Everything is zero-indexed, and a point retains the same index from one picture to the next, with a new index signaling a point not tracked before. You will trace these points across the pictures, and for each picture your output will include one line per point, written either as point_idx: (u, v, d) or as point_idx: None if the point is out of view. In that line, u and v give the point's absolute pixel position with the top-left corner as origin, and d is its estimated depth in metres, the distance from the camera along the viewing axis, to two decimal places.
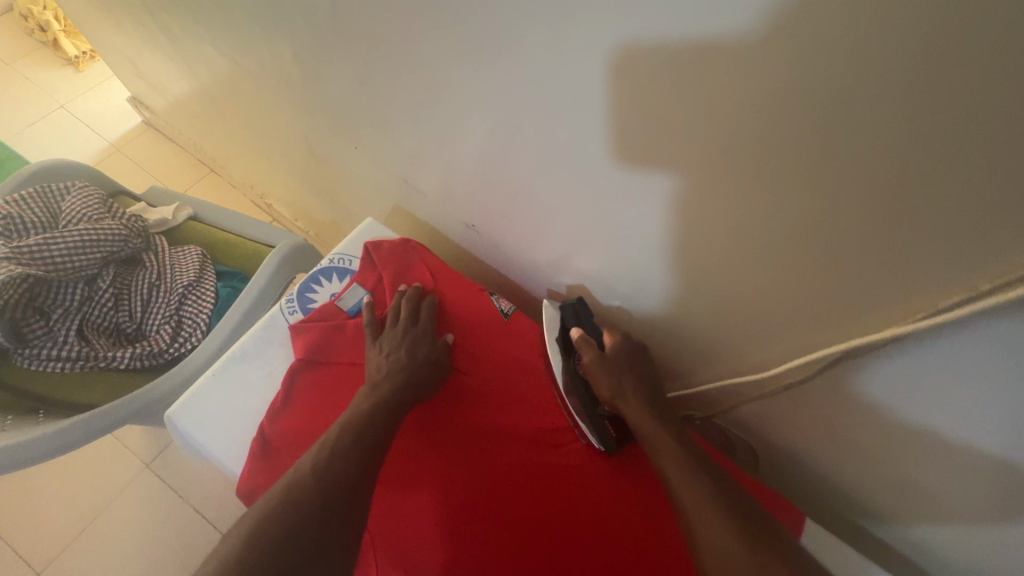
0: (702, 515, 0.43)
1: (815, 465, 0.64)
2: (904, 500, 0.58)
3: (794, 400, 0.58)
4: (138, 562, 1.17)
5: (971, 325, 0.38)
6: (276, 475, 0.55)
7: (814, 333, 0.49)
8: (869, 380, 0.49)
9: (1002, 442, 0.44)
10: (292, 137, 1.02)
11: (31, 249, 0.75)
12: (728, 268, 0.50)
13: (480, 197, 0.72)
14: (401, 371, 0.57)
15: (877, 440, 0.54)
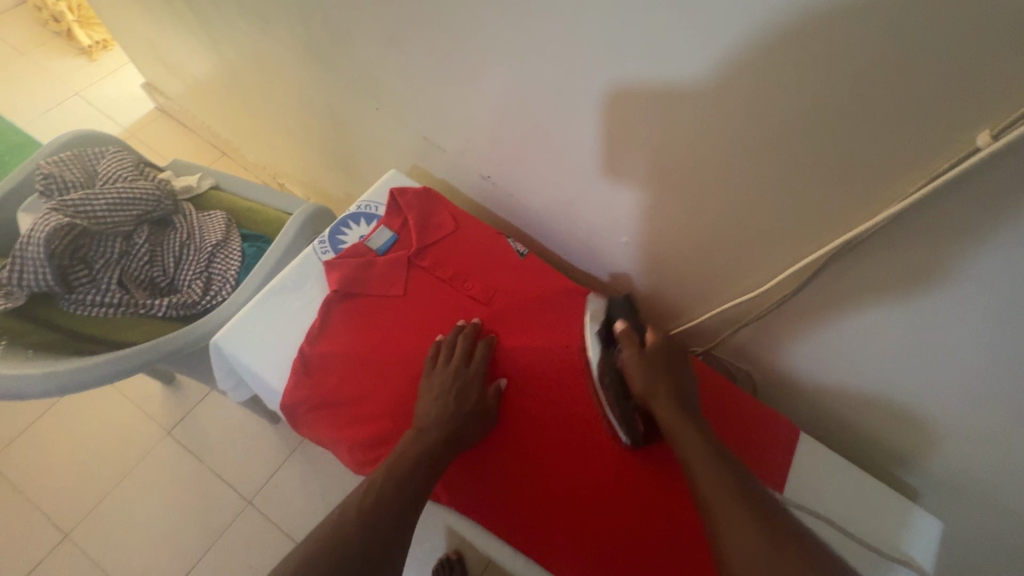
0: (722, 507, 0.44)
1: (810, 386, 0.70)
2: (890, 409, 0.64)
3: (787, 320, 0.64)
4: (163, 524, 1.22)
5: (935, 204, 0.43)
6: (320, 391, 0.61)
7: (806, 245, 0.55)
8: (852, 282, 0.54)
9: (971, 332, 0.49)
10: (311, 106, 1.07)
11: (75, 203, 0.80)
12: (728, 191, 0.56)
13: (495, 150, 0.77)
14: (448, 420, 0.56)
15: (863, 349, 0.60)
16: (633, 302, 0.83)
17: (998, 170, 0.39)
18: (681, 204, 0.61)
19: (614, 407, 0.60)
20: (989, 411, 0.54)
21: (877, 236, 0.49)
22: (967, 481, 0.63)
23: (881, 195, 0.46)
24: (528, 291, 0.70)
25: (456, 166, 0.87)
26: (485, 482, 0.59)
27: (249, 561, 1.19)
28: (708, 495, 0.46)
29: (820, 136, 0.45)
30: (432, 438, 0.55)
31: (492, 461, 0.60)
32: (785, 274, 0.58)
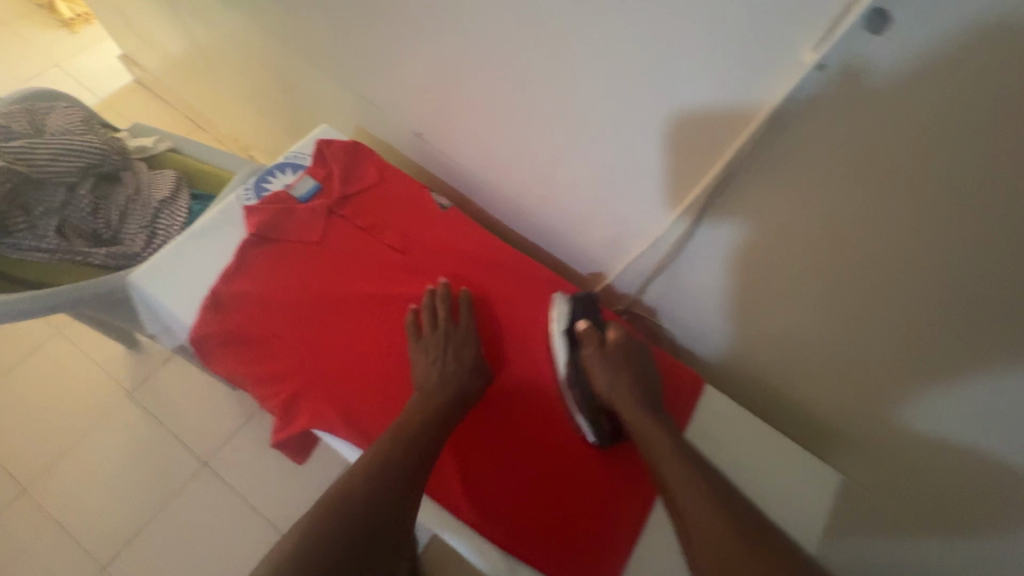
0: (692, 508, 0.46)
1: (713, 335, 0.73)
2: (791, 365, 0.66)
3: (682, 264, 0.68)
4: (118, 481, 1.24)
5: (787, 126, 0.46)
6: (229, 328, 0.63)
7: (692, 179, 0.57)
8: (736, 222, 0.57)
9: (839, 267, 0.52)
10: (273, 73, 1.10)
11: (17, 150, 0.82)
12: (627, 127, 0.59)
13: (426, 106, 0.82)
14: (448, 382, 0.59)
15: (760, 295, 0.62)
16: (561, 257, 0.87)
17: (834, 85, 0.41)
18: (582, 147, 0.66)
19: (580, 405, 0.61)
20: (855, 347, 0.57)
21: (738, 170, 0.52)
22: (851, 430, 0.65)
23: (733, 128, 0.50)
24: (444, 242, 0.71)
25: (395, 126, 0.92)
26: None
27: (201, 520, 1.22)
28: (676, 490, 0.48)
29: (686, 60, 0.48)
30: (437, 401, 0.57)
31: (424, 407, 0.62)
32: (670, 214, 0.63)
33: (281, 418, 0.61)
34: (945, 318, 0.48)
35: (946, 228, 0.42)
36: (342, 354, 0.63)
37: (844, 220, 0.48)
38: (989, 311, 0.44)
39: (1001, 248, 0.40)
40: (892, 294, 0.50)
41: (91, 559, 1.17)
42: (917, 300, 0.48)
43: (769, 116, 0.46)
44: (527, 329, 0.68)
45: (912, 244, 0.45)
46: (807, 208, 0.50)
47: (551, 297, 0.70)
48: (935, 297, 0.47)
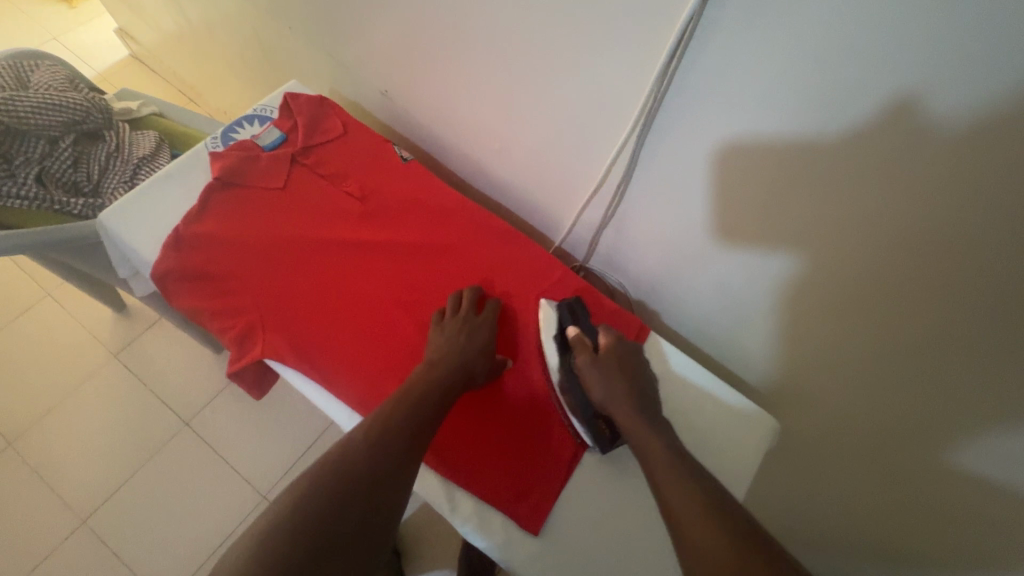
0: (690, 520, 0.45)
1: (669, 278, 0.77)
2: (738, 305, 0.70)
3: (632, 206, 0.72)
4: (103, 440, 1.28)
5: (709, 46, 0.50)
6: (189, 264, 0.65)
7: (626, 107, 0.61)
8: (676, 149, 0.61)
9: (768, 194, 0.56)
10: (254, 43, 1.13)
11: (1, 101, 0.85)
12: (569, 62, 0.62)
13: (389, 62, 0.84)
14: (455, 357, 0.59)
15: (706, 234, 0.66)
16: (520, 214, 0.90)
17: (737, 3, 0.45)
18: (531, 90, 0.70)
19: (576, 415, 0.60)
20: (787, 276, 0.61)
21: (671, 93, 0.56)
22: (791, 365, 0.70)
23: (658, 52, 0.53)
24: (402, 190, 0.73)
25: (366, 90, 0.94)
26: (374, 361, 0.63)
27: (183, 477, 1.26)
28: (672, 500, 0.47)
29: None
30: (443, 373, 0.58)
31: (373, 343, 0.64)
32: (613, 150, 0.67)
33: (236, 349, 0.64)
34: (861, 232, 0.52)
35: (852, 138, 0.47)
36: (319, 310, 0.65)
37: (766, 147, 0.53)
38: (897, 217, 0.48)
39: (899, 150, 0.45)
40: (815, 213, 0.54)
41: (75, 513, 1.21)
42: (835, 216, 0.53)
43: (689, 32, 0.50)
44: (487, 273, 0.70)
45: (827, 158, 0.49)
46: (736, 133, 0.54)
47: (504, 247, 0.72)
48: (851, 210, 0.51)
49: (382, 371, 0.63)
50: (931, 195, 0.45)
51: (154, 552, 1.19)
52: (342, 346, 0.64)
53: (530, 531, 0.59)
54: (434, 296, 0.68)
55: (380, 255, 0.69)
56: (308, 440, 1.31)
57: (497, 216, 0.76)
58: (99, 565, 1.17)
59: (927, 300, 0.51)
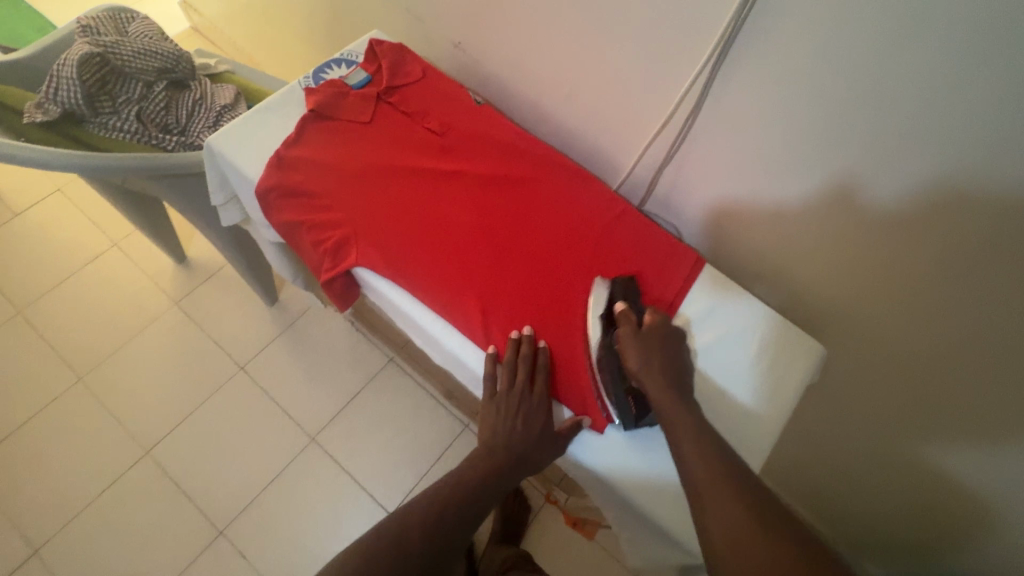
0: (713, 493, 0.50)
1: (725, 217, 0.82)
2: (797, 232, 0.75)
3: (697, 143, 0.77)
4: (166, 380, 1.36)
5: None
6: (290, 182, 0.72)
7: (704, 35, 0.66)
8: (749, 75, 0.66)
9: (839, 108, 0.61)
10: (321, 6, 1.20)
11: (108, 45, 0.93)
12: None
13: (467, 13, 0.90)
14: (512, 445, 0.64)
15: (775, 160, 0.71)
16: (581, 163, 0.95)
17: None
18: (609, 33, 0.75)
19: (610, 387, 0.63)
20: (854, 196, 0.66)
21: (751, 19, 0.62)
22: (844, 291, 0.75)
23: None
24: (477, 128, 0.80)
25: (435, 43, 1.00)
26: (453, 279, 0.70)
27: (239, 417, 1.33)
28: (698, 475, 0.52)
29: None
30: (500, 462, 0.63)
31: (452, 263, 0.70)
32: (684, 85, 0.72)
33: (331, 259, 0.71)
34: (920, 149, 0.58)
35: (926, 44, 0.51)
36: (404, 229, 0.71)
37: (841, 60, 0.58)
38: (958, 126, 0.54)
39: (959, 61, 0.51)
40: (880, 131, 0.59)
41: (139, 443, 1.29)
42: (901, 135, 0.58)
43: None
44: (552, 210, 0.76)
45: (904, 65, 0.54)
46: (811, 60, 0.60)
47: (570, 186, 0.78)
48: (913, 126, 0.57)
49: (463, 286, 0.69)
50: (1001, 94, 0.50)
51: (211, 483, 1.27)
52: (426, 263, 0.70)
53: (596, 431, 0.66)
54: (505, 229, 0.73)
55: (457, 185, 0.75)
56: (354, 390, 1.38)
57: (563, 155, 0.81)
58: (161, 494, 1.25)
59: (980, 209, 0.57)
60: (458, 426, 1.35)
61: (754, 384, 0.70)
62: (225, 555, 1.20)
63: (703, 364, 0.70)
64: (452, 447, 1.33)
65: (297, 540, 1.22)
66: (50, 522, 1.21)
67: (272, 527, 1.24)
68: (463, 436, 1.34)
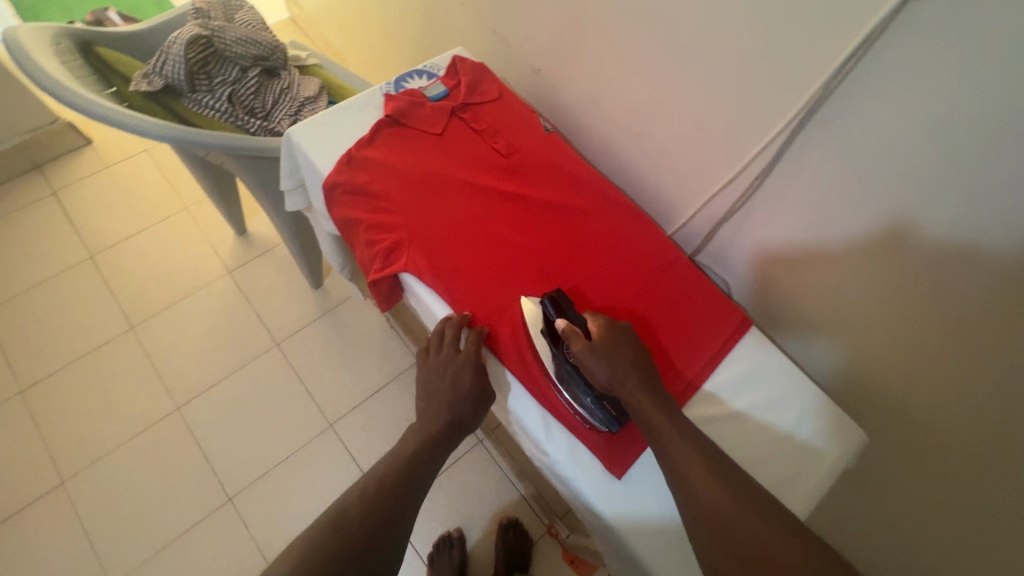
0: (716, 503, 0.53)
1: (780, 280, 0.79)
2: (852, 309, 0.72)
3: (766, 199, 0.74)
4: (207, 343, 1.42)
5: (890, 36, 0.54)
6: (357, 180, 0.75)
7: (787, 98, 0.65)
8: (828, 143, 0.64)
9: (921, 191, 0.58)
10: (413, 14, 1.25)
11: (215, 29, 1.00)
12: (735, 46, 0.67)
13: (554, 42, 0.92)
14: (445, 406, 0.67)
15: (839, 230, 0.68)
16: (639, 201, 0.95)
17: None
18: (692, 80, 0.74)
19: (583, 399, 0.63)
20: (921, 282, 0.63)
21: (840, 89, 0.60)
22: (896, 379, 0.71)
23: (836, 49, 0.58)
24: (542, 154, 0.81)
25: (516, 64, 1.02)
26: (492, 295, 0.70)
27: (266, 391, 1.38)
28: (704, 491, 0.53)
29: None
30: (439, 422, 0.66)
31: (496, 280, 0.71)
32: (760, 142, 0.70)
33: (381, 260, 0.73)
34: (1010, 250, 0.54)
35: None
36: (455, 239, 0.73)
37: (931, 145, 0.55)
38: None
39: None
40: (966, 221, 0.56)
41: (172, 398, 1.36)
42: (989, 232, 0.54)
43: (881, 29, 0.54)
44: (600, 242, 0.76)
45: (999, 160, 0.51)
46: (902, 138, 0.57)
47: (624, 223, 0.78)
48: (1002, 224, 0.53)
49: (499, 303, 0.70)
50: None
51: (230, 449, 1.31)
52: (470, 277, 0.71)
53: (614, 475, 0.64)
54: (549, 252, 0.74)
55: (512, 205, 0.76)
56: (379, 384, 1.41)
57: (620, 192, 0.82)
58: (182, 450, 1.30)
59: None
60: (471, 439, 1.37)
61: (791, 458, 0.67)
62: (230, 522, 1.24)
63: (736, 428, 0.68)
64: (462, 458, 1.34)
65: (298, 522, 1.24)
66: (81, 457, 1.28)
67: (276, 502, 1.26)
68: (474, 450, 1.35)
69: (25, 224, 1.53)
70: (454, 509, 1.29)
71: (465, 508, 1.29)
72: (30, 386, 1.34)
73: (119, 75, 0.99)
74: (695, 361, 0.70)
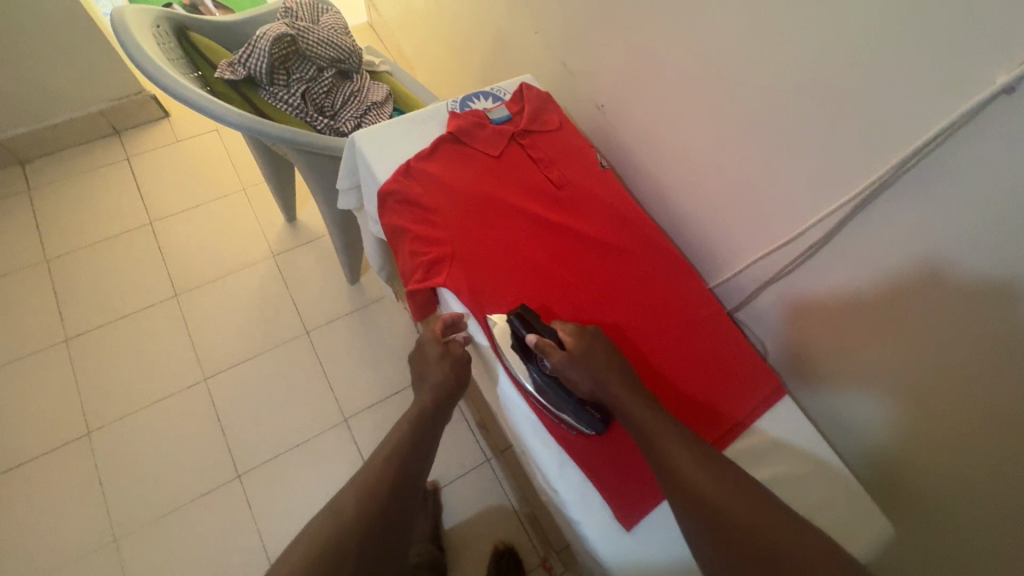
0: (721, 494, 0.56)
1: (826, 345, 0.77)
2: (891, 392, 0.71)
3: (821, 264, 0.73)
4: (241, 322, 1.47)
5: (974, 130, 0.53)
6: (410, 191, 0.77)
7: (856, 173, 0.65)
8: (890, 225, 0.63)
9: (983, 289, 0.57)
10: (485, 35, 1.29)
11: (300, 29, 1.05)
12: (808, 111, 0.67)
13: (621, 79, 0.93)
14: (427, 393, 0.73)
15: (886, 313, 0.68)
16: (684, 247, 0.94)
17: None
18: (758, 136, 0.74)
19: (563, 407, 0.65)
20: (972, 378, 0.62)
21: (912, 173, 0.59)
22: (933, 470, 0.70)
23: (914, 135, 0.58)
24: (595, 191, 0.81)
25: (579, 96, 1.04)
26: None
27: (289, 377, 1.41)
28: (710, 490, 0.56)
29: (891, 50, 0.57)
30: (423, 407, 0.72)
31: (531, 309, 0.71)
32: (822, 212, 0.69)
33: (422, 273, 0.74)
34: None
35: None
36: (496, 261, 0.74)
37: (999, 244, 0.54)
38: None
39: None
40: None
41: (201, 369, 1.40)
42: None
43: (962, 122, 0.53)
44: (638, 284, 0.75)
45: None
46: (975, 224, 0.56)
47: (664, 269, 0.77)
48: None
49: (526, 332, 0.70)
50: None
51: (248, 427, 1.34)
52: (506, 304, 0.71)
53: (624, 527, 0.63)
54: (586, 288, 0.74)
55: (557, 236, 0.77)
56: (398, 386, 1.42)
57: (669, 239, 0.81)
58: (202, 421, 1.34)
59: None
60: (479, 456, 1.37)
61: None
62: (236, 500, 1.26)
63: None
64: (467, 474, 1.34)
65: (298, 511, 1.26)
66: (109, 413, 1.33)
67: (283, 487, 1.28)
68: (481, 468, 1.35)
69: (97, 185, 1.62)
70: (454, 523, 1.28)
71: (463, 524, 1.28)
72: (76, 337, 1.41)
73: (205, 61, 1.05)
74: (724, 418, 0.69)
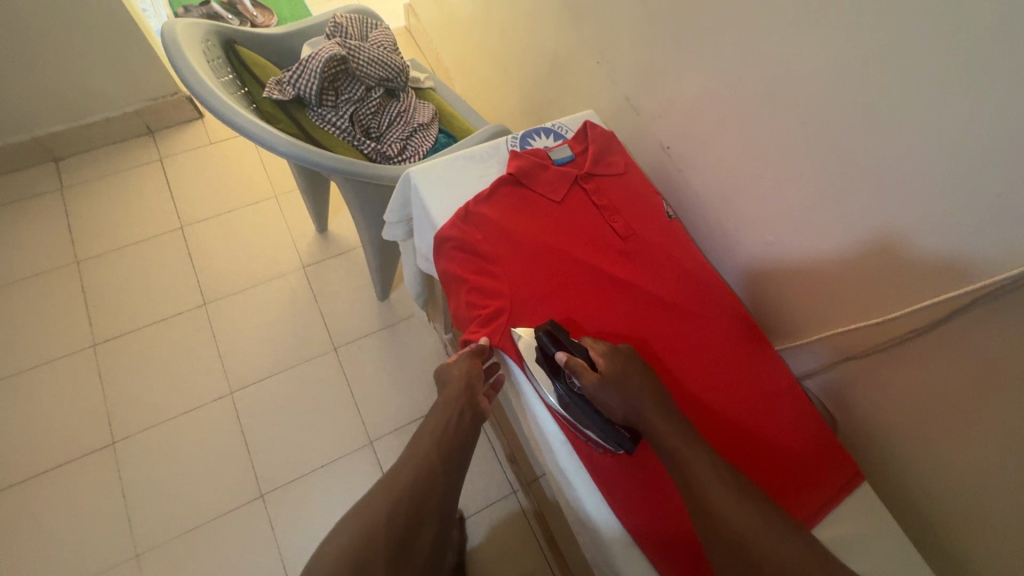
0: (763, 533, 0.50)
1: (909, 437, 0.70)
2: (978, 508, 0.63)
3: (913, 354, 0.66)
4: (269, 334, 1.45)
5: None
6: (468, 237, 0.73)
7: (965, 265, 0.58)
8: (1003, 329, 0.56)
9: None
10: (537, 55, 1.24)
11: (352, 48, 1.01)
12: (906, 188, 0.61)
13: (688, 120, 0.87)
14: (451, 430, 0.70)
15: (986, 424, 0.60)
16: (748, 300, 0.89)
17: None
18: (845, 203, 0.68)
19: (593, 425, 0.63)
20: None
21: None
22: None
23: None
24: (660, 244, 0.77)
25: (638, 130, 0.99)
26: None
27: (315, 394, 1.39)
28: (750, 533, 0.50)
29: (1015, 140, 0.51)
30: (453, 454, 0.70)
31: None
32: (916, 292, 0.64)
33: (479, 326, 0.70)
34: None
35: None
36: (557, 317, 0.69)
37: None
38: None
39: None
40: None
41: (227, 382, 1.38)
42: None
43: None
44: (706, 347, 0.71)
45: None
46: None
47: (732, 331, 0.73)
48: None
49: None
50: None
51: (271, 444, 1.32)
52: None
53: None
54: (652, 350, 0.69)
55: (622, 291, 0.72)
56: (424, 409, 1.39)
57: (738, 301, 0.76)
58: (226, 436, 1.32)
59: None
60: (506, 488, 1.33)
61: None
62: (257, 521, 1.24)
63: None
64: (493, 505, 1.31)
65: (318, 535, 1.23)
66: (133, 423, 1.31)
67: (304, 509, 1.26)
68: (507, 501, 1.32)
69: (129, 184, 1.61)
70: (477, 557, 1.24)
71: (488, 559, 1.24)
72: (102, 342, 1.40)
73: (253, 78, 1.01)
74: (801, 504, 0.63)
